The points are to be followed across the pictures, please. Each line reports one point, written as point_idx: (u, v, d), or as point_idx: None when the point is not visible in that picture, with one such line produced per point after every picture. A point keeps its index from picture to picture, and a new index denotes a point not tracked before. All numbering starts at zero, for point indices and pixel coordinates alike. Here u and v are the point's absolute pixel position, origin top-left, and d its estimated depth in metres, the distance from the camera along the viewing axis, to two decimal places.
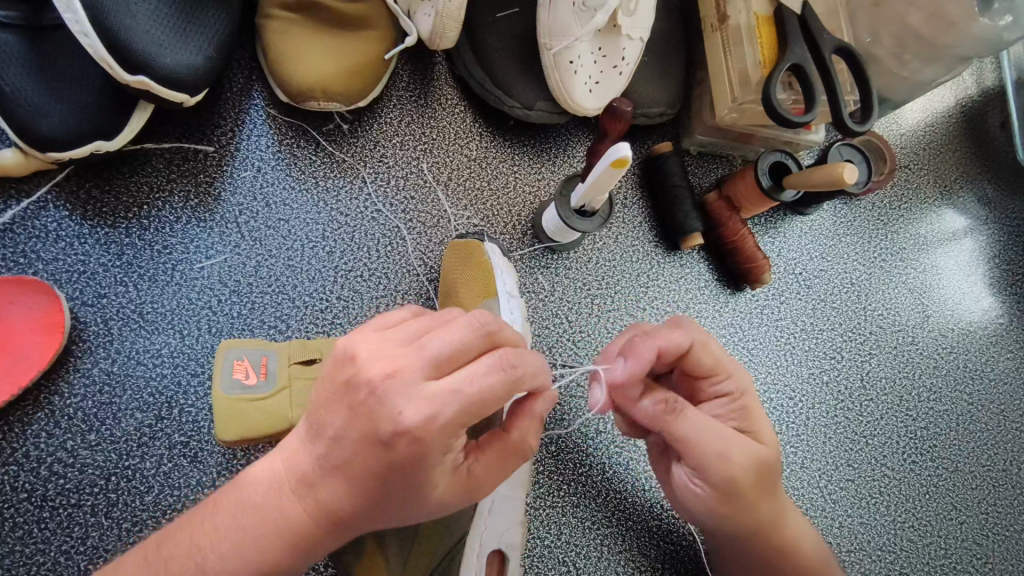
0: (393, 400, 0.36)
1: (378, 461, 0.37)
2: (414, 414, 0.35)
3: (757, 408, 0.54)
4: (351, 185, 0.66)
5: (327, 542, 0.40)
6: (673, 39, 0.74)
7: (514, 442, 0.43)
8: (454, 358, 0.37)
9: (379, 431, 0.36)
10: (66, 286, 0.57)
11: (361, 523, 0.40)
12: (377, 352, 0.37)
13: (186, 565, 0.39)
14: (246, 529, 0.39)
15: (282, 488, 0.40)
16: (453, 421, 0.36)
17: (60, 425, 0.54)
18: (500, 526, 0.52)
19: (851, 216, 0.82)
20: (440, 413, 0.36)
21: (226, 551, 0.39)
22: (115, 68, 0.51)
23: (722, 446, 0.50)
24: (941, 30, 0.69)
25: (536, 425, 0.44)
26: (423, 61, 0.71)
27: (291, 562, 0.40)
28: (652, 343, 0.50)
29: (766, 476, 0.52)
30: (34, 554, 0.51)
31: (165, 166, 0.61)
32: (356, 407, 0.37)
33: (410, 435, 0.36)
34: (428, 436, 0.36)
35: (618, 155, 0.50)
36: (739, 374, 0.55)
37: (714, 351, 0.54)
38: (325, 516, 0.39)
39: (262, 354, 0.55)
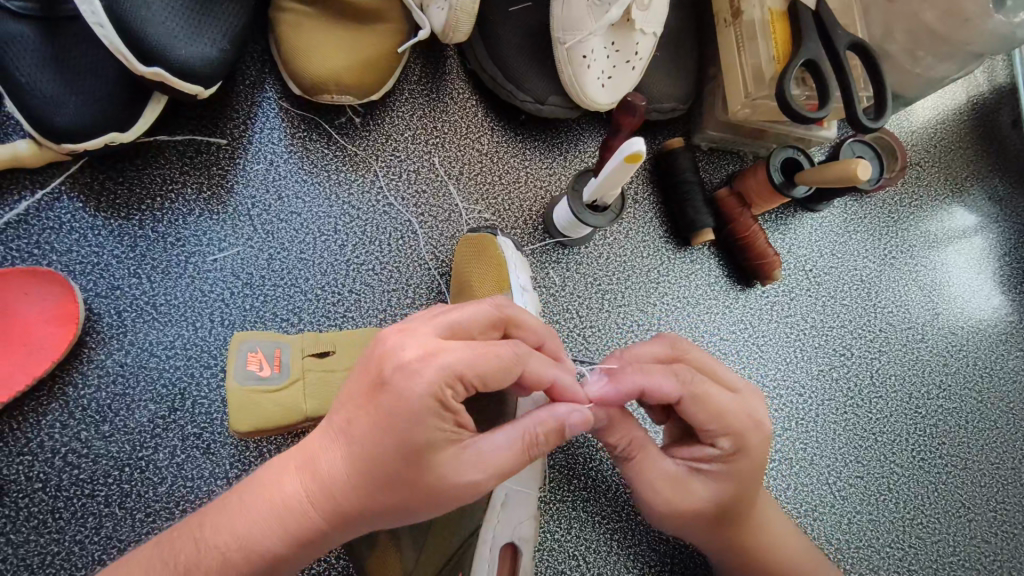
0: (398, 343, 0.39)
1: (375, 411, 0.38)
2: (416, 352, 0.38)
3: (747, 468, 0.51)
4: (363, 179, 0.66)
5: (321, 532, 0.39)
6: (685, 34, 0.73)
7: (530, 434, 0.41)
8: (465, 326, 0.41)
9: (382, 373, 0.38)
10: (80, 277, 0.57)
11: (356, 509, 0.39)
12: (399, 319, 0.42)
13: (184, 543, 0.39)
14: (245, 507, 0.40)
15: (287, 470, 0.41)
16: (452, 363, 0.38)
17: (73, 416, 0.55)
18: (513, 519, 0.53)
19: (861, 213, 0.81)
20: (439, 355, 0.38)
21: (222, 528, 0.39)
22: (130, 60, 0.51)
23: (665, 493, 0.51)
24: (955, 26, 0.69)
25: (557, 429, 0.42)
26: (435, 55, 0.71)
27: (282, 551, 0.39)
28: (635, 381, 0.49)
29: (720, 521, 0.53)
30: (49, 544, 0.52)
31: (177, 159, 0.61)
32: (366, 359, 0.40)
33: (406, 370, 0.38)
34: (422, 373, 0.37)
35: (632, 150, 0.50)
36: (744, 435, 0.50)
37: (711, 406, 0.50)
38: (318, 491, 0.39)
39: (276, 346, 0.55)
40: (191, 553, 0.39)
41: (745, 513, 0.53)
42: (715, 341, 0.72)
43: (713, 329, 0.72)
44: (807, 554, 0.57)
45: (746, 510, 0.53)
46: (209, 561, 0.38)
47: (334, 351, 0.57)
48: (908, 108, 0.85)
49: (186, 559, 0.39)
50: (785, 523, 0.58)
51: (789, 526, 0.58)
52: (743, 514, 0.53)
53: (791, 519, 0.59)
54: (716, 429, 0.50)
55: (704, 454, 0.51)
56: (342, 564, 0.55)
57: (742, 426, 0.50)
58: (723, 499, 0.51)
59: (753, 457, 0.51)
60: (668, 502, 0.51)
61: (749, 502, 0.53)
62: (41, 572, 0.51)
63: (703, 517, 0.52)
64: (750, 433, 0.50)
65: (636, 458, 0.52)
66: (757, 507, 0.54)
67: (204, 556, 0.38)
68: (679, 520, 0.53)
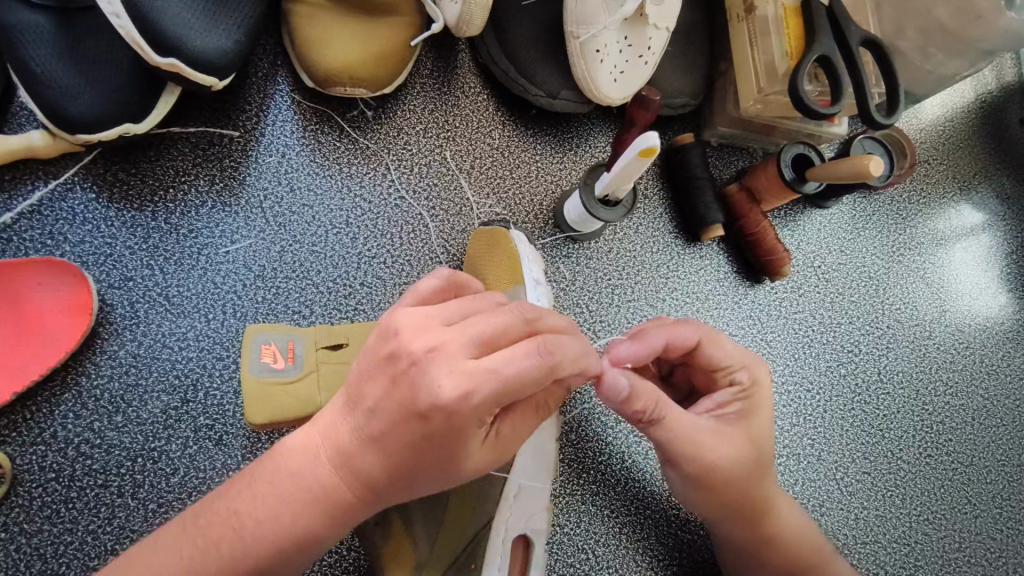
0: (430, 373, 0.36)
1: (414, 434, 0.37)
2: (452, 386, 0.36)
3: (764, 405, 0.55)
4: (375, 171, 0.66)
5: (356, 514, 0.41)
6: (697, 30, 0.74)
7: (540, 405, 0.42)
8: (492, 340, 0.38)
9: (416, 404, 0.36)
10: (93, 268, 0.57)
11: (390, 494, 0.40)
12: (422, 327, 0.38)
13: (223, 533, 0.39)
14: (281, 496, 0.40)
15: (317, 458, 0.40)
16: (488, 400, 0.36)
17: (86, 406, 0.55)
18: (526, 511, 0.52)
19: (870, 210, 0.82)
20: (476, 391, 0.36)
21: (261, 517, 0.39)
22: (145, 50, 0.52)
23: (712, 440, 0.52)
24: (966, 23, 0.69)
25: (561, 396, 0.43)
26: (447, 49, 0.71)
27: (321, 531, 0.40)
28: (659, 334, 0.54)
29: (759, 465, 0.54)
30: (62, 534, 0.52)
31: (191, 151, 0.61)
32: (394, 375, 0.38)
33: (445, 408, 0.36)
34: (461, 408, 0.36)
35: (647, 144, 0.50)
36: (752, 369, 0.56)
37: (724, 346, 0.57)
38: (356, 483, 0.40)
39: (289, 340, 0.55)
40: (234, 544, 0.39)
41: (769, 464, 0.55)
42: (723, 336, 0.72)
43: (722, 324, 0.73)
44: (809, 531, 0.58)
45: (771, 458, 0.55)
46: (255, 550, 0.39)
47: (346, 344, 0.57)
48: (917, 105, 0.85)
49: (230, 548, 0.39)
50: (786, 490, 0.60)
51: (795, 506, 0.58)
52: (770, 463, 0.55)
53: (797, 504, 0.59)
54: (730, 365, 0.56)
55: (725, 397, 0.55)
56: (354, 555, 0.56)
57: (748, 363, 0.57)
58: (753, 440, 0.54)
59: (766, 393, 0.56)
60: (709, 448, 0.52)
61: (771, 446, 0.55)
62: (55, 562, 0.51)
63: (742, 463, 0.53)
64: (757, 370, 0.56)
65: (668, 409, 0.51)
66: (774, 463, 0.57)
67: (249, 545, 0.39)
68: (721, 471, 0.52)
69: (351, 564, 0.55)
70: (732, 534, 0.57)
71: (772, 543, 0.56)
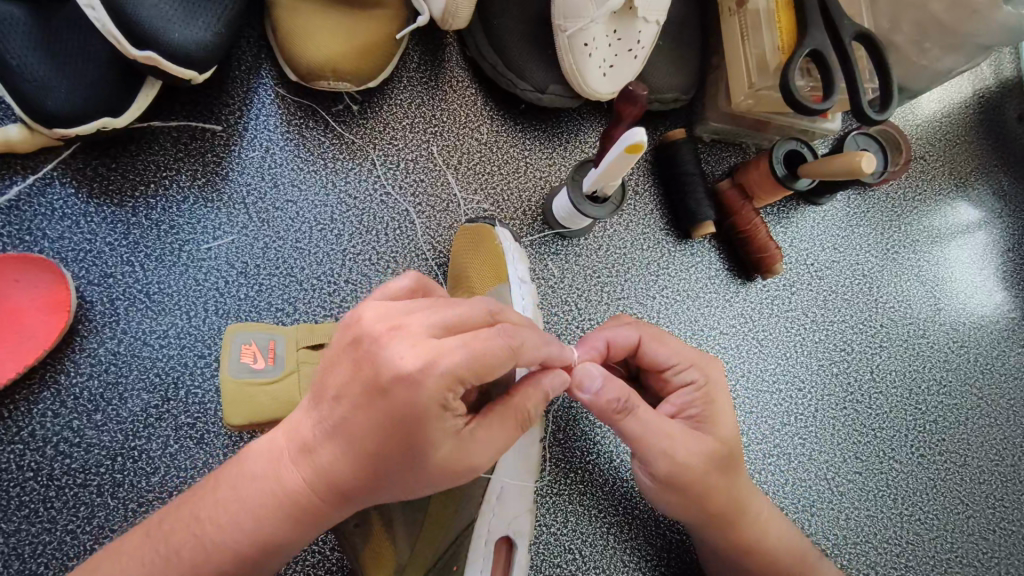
0: (393, 347, 0.36)
1: (374, 414, 0.36)
2: (414, 358, 0.35)
3: (722, 401, 0.55)
4: (360, 167, 0.65)
5: (323, 519, 0.40)
6: (689, 23, 0.72)
7: (521, 411, 0.41)
8: (457, 323, 0.38)
9: (378, 380, 0.36)
10: (73, 264, 0.57)
11: (355, 497, 0.39)
12: (387, 314, 0.38)
13: (185, 541, 0.40)
14: (244, 501, 0.40)
15: (281, 461, 0.40)
16: (452, 372, 0.35)
17: (65, 405, 0.54)
18: (509, 514, 0.53)
19: (864, 207, 0.81)
20: (437, 363, 0.35)
21: (224, 524, 0.39)
22: (122, 43, 0.51)
23: (678, 439, 0.51)
24: (963, 18, 0.67)
25: (541, 399, 0.43)
26: (434, 43, 0.70)
27: (287, 537, 0.40)
28: (600, 335, 0.56)
29: (727, 464, 0.53)
30: (40, 533, 0.51)
31: (172, 145, 0.61)
32: (357, 357, 0.37)
33: (407, 381, 0.35)
34: (422, 381, 0.35)
35: (632, 140, 0.49)
36: (703, 367, 0.56)
37: (671, 345, 0.57)
38: (319, 486, 0.39)
39: (270, 338, 0.55)
40: (196, 551, 0.39)
41: (739, 459, 0.55)
42: (714, 335, 0.71)
43: (713, 322, 0.72)
44: (785, 532, 0.58)
45: (740, 453, 0.55)
46: (216, 556, 0.39)
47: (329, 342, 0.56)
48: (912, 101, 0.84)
49: (192, 554, 0.39)
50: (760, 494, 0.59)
51: (770, 505, 0.58)
52: (737, 459, 0.55)
53: (773, 503, 0.59)
54: (682, 364, 0.56)
55: (683, 396, 0.55)
56: (336, 555, 0.55)
57: (700, 360, 0.57)
58: (720, 438, 0.53)
59: (721, 390, 0.56)
60: (676, 446, 0.51)
61: (737, 442, 0.55)
62: (33, 562, 0.51)
63: (710, 462, 0.52)
64: (709, 367, 0.57)
65: (639, 403, 0.51)
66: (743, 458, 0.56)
67: (211, 550, 0.39)
68: (695, 470, 0.52)
69: (333, 565, 0.55)
70: (711, 533, 0.56)
71: (752, 538, 0.56)
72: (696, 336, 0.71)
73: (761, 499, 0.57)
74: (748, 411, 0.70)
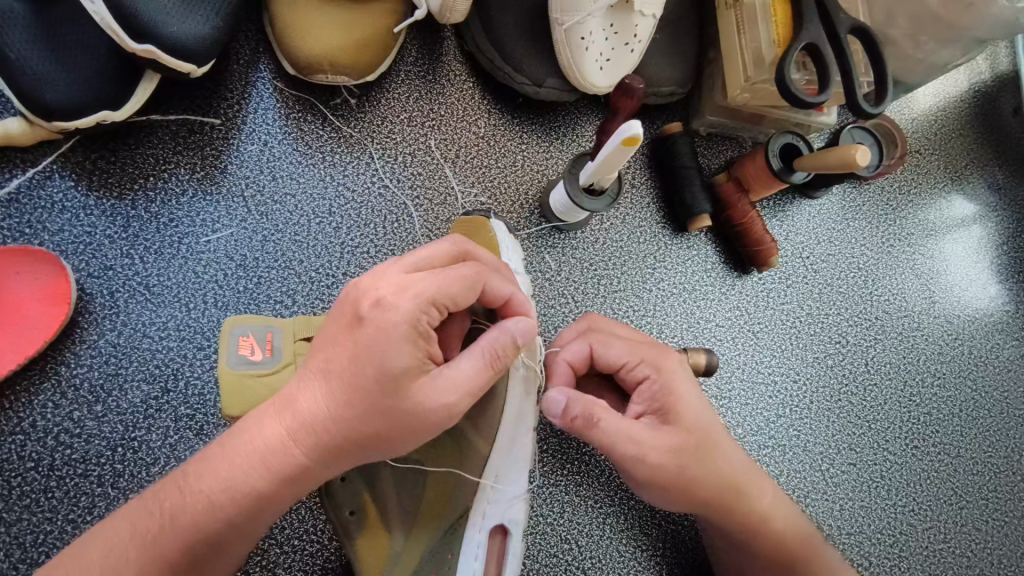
0: (372, 283, 0.42)
1: (354, 343, 0.41)
2: (388, 285, 0.42)
3: (686, 388, 0.55)
4: (358, 160, 0.65)
5: (303, 470, 0.42)
6: (687, 18, 0.73)
7: (491, 353, 0.43)
8: (430, 262, 0.45)
9: (357, 311, 0.41)
10: (72, 257, 0.57)
11: (334, 443, 0.41)
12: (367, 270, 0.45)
13: (168, 494, 0.41)
14: (226, 454, 0.42)
15: (265, 416, 0.43)
16: (423, 294, 0.41)
17: (66, 396, 0.54)
18: (503, 502, 0.51)
19: (860, 200, 0.81)
20: (411, 288, 0.41)
21: (205, 474, 0.41)
22: (121, 37, 0.51)
23: (648, 440, 0.51)
24: (958, 12, 0.68)
25: (511, 346, 0.44)
26: (432, 36, 0.70)
27: (265, 489, 0.41)
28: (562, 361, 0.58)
29: (705, 454, 0.53)
30: (42, 523, 0.52)
31: (171, 138, 0.61)
32: (342, 302, 0.43)
33: (382, 304, 0.41)
34: (399, 304, 0.41)
35: (630, 133, 0.49)
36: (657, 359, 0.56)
37: (621, 344, 0.57)
38: (299, 432, 0.41)
39: (268, 331, 0.55)
40: (177, 502, 0.41)
41: (717, 442, 0.54)
42: (710, 327, 0.72)
43: (708, 314, 0.72)
44: (789, 517, 0.58)
45: (718, 436, 0.54)
46: (194, 505, 0.40)
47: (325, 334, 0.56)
48: (908, 95, 0.84)
49: (172, 507, 0.41)
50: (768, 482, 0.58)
51: (771, 486, 0.58)
52: (716, 440, 0.54)
53: (776, 489, 0.59)
54: (636, 362, 0.56)
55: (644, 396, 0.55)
56: (335, 545, 0.56)
57: (651, 354, 0.56)
58: (688, 425, 0.53)
59: (682, 378, 0.55)
60: (649, 447, 0.51)
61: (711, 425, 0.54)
62: (35, 551, 0.51)
63: (683, 456, 0.52)
64: (663, 361, 0.56)
65: (605, 413, 0.51)
66: (726, 438, 0.55)
67: (191, 502, 0.41)
68: (670, 464, 0.51)
69: (332, 554, 0.56)
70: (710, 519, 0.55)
71: (754, 523, 0.56)
72: (692, 328, 0.71)
73: (760, 485, 0.57)
74: (743, 402, 0.70)
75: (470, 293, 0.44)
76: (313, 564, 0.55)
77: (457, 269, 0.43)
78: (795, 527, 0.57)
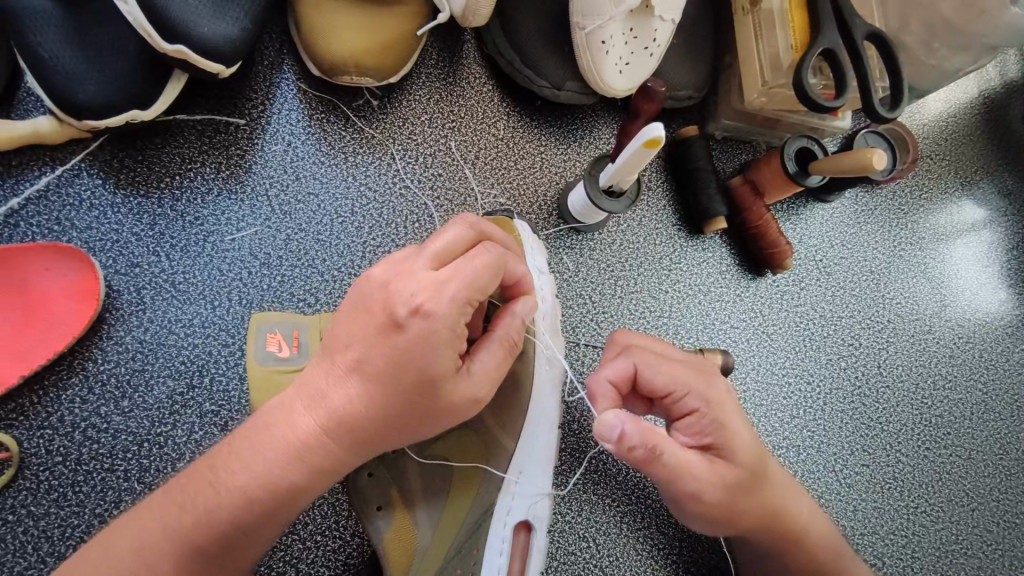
0: (403, 284, 0.41)
1: (390, 345, 0.41)
2: (423, 288, 0.41)
3: (732, 418, 0.53)
4: (380, 161, 0.66)
5: (336, 462, 0.43)
6: (703, 23, 0.74)
7: (509, 341, 0.46)
8: (452, 251, 0.44)
9: (394, 315, 0.41)
10: (100, 254, 0.58)
11: (369, 434, 0.43)
12: (388, 263, 0.43)
13: (200, 490, 0.41)
14: (258, 448, 0.42)
15: (295, 409, 0.43)
16: (460, 295, 0.41)
17: (93, 391, 0.55)
18: (530, 495, 0.53)
19: (872, 205, 0.82)
20: (446, 290, 0.41)
21: (237, 467, 0.41)
22: (152, 37, 0.52)
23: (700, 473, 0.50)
24: (971, 19, 0.69)
25: (520, 326, 0.47)
26: (452, 39, 0.71)
27: (300, 483, 0.42)
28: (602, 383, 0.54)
29: (750, 484, 0.52)
30: (69, 517, 0.52)
31: (197, 137, 0.62)
32: (369, 301, 0.42)
33: (422, 312, 0.40)
34: (439, 310, 0.40)
35: (651, 135, 0.50)
36: (704, 388, 0.53)
37: (665, 366, 0.54)
38: (332, 425, 0.42)
39: (294, 328, 0.56)
40: (210, 497, 0.41)
41: (763, 471, 0.54)
42: (725, 329, 0.72)
43: (722, 315, 0.73)
44: (824, 526, 0.59)
45: (762, 465, 0.54)
46: (228, 501, 0.41)
47: None
48: (919, 101, 0.85)
49: (206, 502, 0.41)
50: (802, 494, 0.59)
51: (805, 497, 0.58)
52: (761, 468, 0.53)
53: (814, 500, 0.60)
54: (682, 390, 0.53)
55: (692, 425, 0.53)
56: (358, 541, 0.56)
57: (698, 381, 0.54)
58: (743, 454, 0.52)
59: (728, 407, 0.53)
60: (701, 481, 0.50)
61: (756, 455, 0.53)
62: (62, 544, 0.52)
63: (732, 488, 0.51)
64: (711, 388, 0.54)
65: (663, 441, 0.48)
66: (768, 462, 0.55)
67: (225, 496, 0.41)
68: (722, 496, 0.51)
69: (355, 550, 0.56)
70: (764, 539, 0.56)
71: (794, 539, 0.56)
72: (707, 329, 0.72)
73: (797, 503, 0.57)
74: (757, 403, 0.71)
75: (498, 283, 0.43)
76: (335, 560, 0.55)
77: (483, 259, 0.42)
78: (826, 535, 0.58)
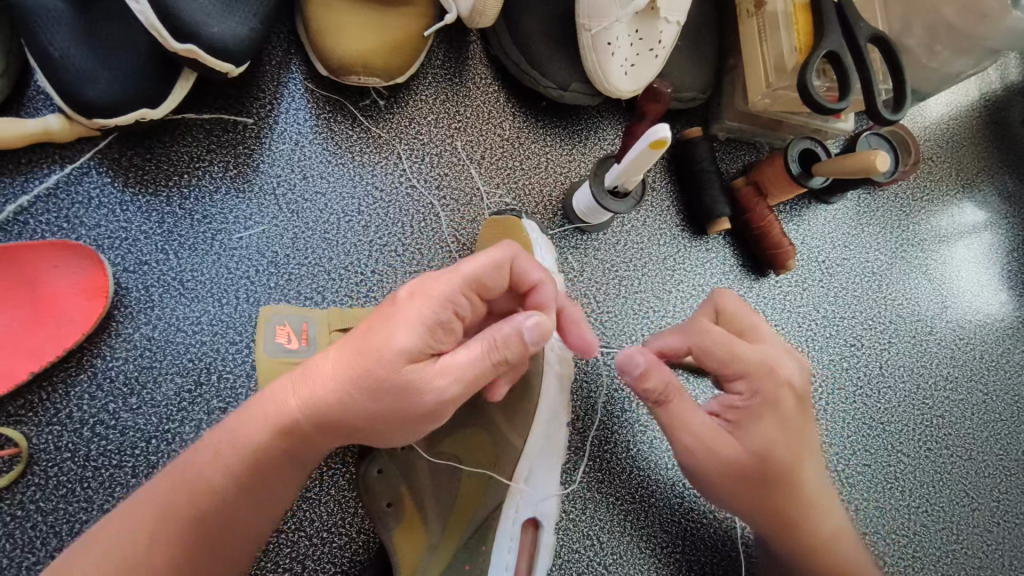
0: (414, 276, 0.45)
1: (375, 324, 0.42)
2: (422, 276, 0.44)
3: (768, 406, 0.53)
4: (386, 160, 0.67)
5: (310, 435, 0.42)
6: (707, 25, 0.74)
7: (497, 346, 0.42)
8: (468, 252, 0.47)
9: (393, 298, 0.43)
10: (108, 252, 0.58)
11: (339, 414, 0.42)
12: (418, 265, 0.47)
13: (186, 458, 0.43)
14: (242, 419, 0.43)
15: (282, 383, 0.44)
16: (449, 283, 0.42)
17: (101, 388, 0.55)
18: (537, 495, 0.53)
19: (873, 206, 0.82)
20: (437, 278, 0.43)
21: (222, 437, 0.43)
22: (163, 36, 0.52)
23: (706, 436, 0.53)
24: (974, 22, 0.69)
25: (519, 339, 0.42)
26: (458, 40, 0.71)
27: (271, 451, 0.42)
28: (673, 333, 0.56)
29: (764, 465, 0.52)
30: (77, 512, 0.53)
31: (206, 136, 0.62)
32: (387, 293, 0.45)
33: (413, 293, 0.42)
34: (424, 293, 0.42)
35: (657, 136, 0.51)
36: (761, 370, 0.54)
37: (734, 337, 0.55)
38: (309, 396, 0.42)
39: (302, 322, 0.58)
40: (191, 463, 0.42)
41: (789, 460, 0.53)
42: None
43: None
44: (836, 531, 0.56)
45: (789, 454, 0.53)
46: (206, 465, 0.42)
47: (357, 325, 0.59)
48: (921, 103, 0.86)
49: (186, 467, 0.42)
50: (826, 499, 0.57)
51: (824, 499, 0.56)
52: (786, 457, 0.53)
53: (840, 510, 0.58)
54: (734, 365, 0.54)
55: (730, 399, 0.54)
56: (364, 538, 0.57)
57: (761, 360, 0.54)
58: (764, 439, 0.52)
59: (775, 394, 0.53)
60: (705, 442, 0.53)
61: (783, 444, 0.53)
62: (70, 539, 0.52)
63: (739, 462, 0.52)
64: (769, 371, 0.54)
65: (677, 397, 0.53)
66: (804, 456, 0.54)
67: (204, 462, 0.42)
68: (726, 467, 0.53)
69: (361, 547, 0.56)
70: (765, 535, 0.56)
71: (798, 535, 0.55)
72: None
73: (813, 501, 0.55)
74: None
75: (501, 277, 0.45)
76: (341, 557, 0.56)
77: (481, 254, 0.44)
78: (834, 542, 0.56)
